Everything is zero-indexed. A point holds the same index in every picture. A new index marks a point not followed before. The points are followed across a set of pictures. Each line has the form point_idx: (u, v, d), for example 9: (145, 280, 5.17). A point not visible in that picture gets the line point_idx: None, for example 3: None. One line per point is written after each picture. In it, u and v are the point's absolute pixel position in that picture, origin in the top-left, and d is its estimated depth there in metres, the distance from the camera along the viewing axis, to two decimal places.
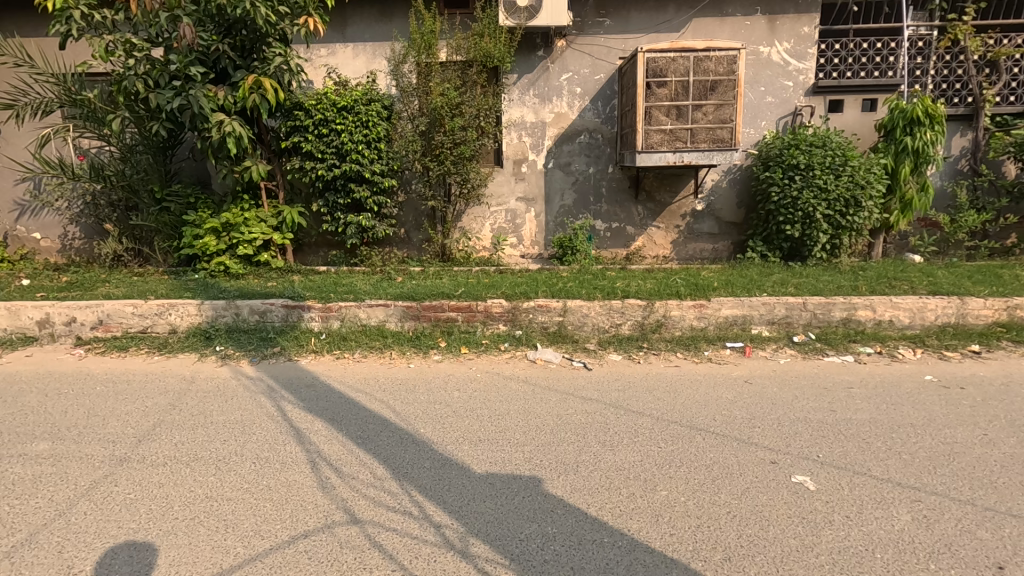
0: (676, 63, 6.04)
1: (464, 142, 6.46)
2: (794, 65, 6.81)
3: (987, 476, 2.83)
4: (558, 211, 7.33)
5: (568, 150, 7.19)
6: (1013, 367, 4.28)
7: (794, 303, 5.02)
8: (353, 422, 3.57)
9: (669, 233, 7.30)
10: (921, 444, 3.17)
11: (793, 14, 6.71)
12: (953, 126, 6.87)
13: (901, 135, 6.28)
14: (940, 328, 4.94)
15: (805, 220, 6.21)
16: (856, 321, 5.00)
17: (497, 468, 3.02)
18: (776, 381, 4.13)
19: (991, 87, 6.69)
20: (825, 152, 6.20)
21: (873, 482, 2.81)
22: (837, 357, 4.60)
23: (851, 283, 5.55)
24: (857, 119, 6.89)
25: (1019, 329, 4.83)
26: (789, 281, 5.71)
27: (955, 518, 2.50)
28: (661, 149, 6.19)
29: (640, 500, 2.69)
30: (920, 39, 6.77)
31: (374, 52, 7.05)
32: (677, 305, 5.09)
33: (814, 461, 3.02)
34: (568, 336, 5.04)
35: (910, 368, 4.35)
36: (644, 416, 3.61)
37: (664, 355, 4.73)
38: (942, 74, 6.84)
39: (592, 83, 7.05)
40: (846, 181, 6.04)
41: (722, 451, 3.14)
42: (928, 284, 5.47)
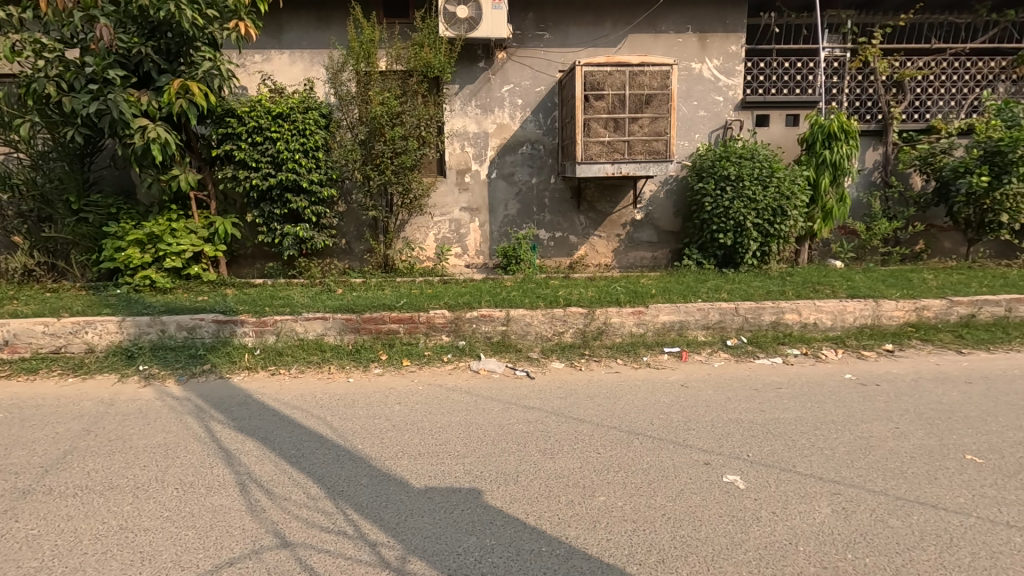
0: (613, 77, 6.21)
1: (405, 151, 6.37)
2: (724, 81, 7.15)
3: (898, 467, 3.03)
4: (503, 221, 7.37)
5: (511, 160, 7.26)
6: (922, 364, 4.62)
7: (727, 308, 5.24)
8: (287, 440, 3.43)
9: (611, 242, 7.47)
10: (840, 439, 3.36)
11: (722, 32, 7.06)
12: (866, 141, 7.37)
13: (820, 148, 6.70)
14: (858, 328, 5.28)
15: (736, 228, 6.51)
16: (783, 325, 5.27)
17: (437, 481, 2.97)
18: (711, 384, 4.28)
19: (897, 105, 7.27)
20: (752, 164, 6.52)
21: (798, 478, 2.94)
22: (767, 358, 4.83)
23: (779, 288, 5.85)
24: (782, 133, 7.29)
25: (926, 329, 5.22)
26: (722, 287, 5.95)
27: (870, 509, 2.66)
28: (600, 160, 6.34)
29: (578, 507, 2.72)
30: (835, 59, 7.29)
31: (312, 60, 6.90)
32: (617, 312, 5.23)
33: (745, 460, 3.13)
34: (511, 345, 5.05)
35: (832, 367, 4.61)
36: (585, 422, 3.65)
37: (605, 362, 4.82)
38: (855, 93, 7.37)
39: (533, 95, 7.15)
40: (773, 192, 6.38)
41: (659, 455, 3.21)
42: (847, 288, 5.83)
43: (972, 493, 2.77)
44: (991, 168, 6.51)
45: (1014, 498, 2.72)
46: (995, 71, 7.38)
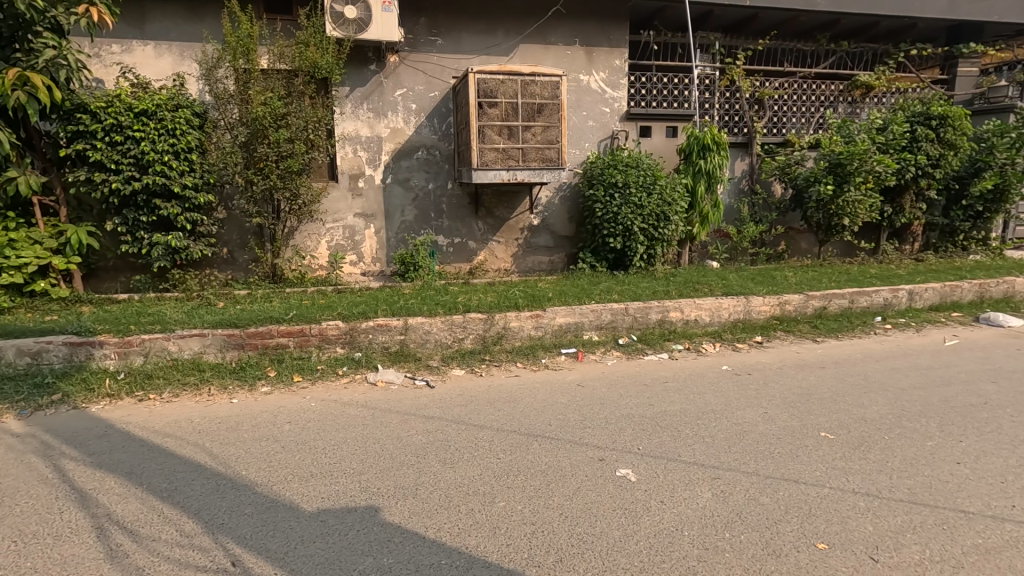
0: (505, 85, 6.32)
1: (291, 155, 6.01)
2: (610, 93, 7.54)
3: (767, 448, 3.35)
4: (400, 227, 7.22)
5: (406, 166, 7.13)
6: (786, 353, 5.15)
7: (618, 309, 5.51)
8: (158, 473, 3.09)
9: (509, 247, 7.58)
10: (719, 426, 3.65)
11: (607, 47, 7.44)
12: (735, 152, 8.11)
13: (697, 159, 7.28)
14: (733, 323, 5.78)
15: (625, 233, 6.89)
16: (669, 322, 5.64)
17: (330, 503, 2.81)
18: (606, 382, 4.47)
19: (759, 121, 8.08)
20: (638, 172, 6.93)
21: (683, 466, 3.15)
22: (655, 355, 5.13)
23: (665, 288, 6.25)
24: (663, 144, 7.82)
25: (788, 322, 5.83)
26: (614, 288, 6.25)
27: (744, 489, 2.90)
28: (495, 167, 6.41)
29: (478, 514, 2.70)
30: (707, 77, 7.97)
31: (182, 54, 6.33)
32: (516, 317, 5.30)
33: (635, 453, 3.30)
34: (410, 354, 4.95)
35: (711, 360, 5.00)
36: (485, 428, 3.65)
37: (505, 366, 4.86)
38: (725, 108, 8.10)
39: (427, 100, 7.08)
40: (656, 198, 6.83)
41: (557, 455, 3.29)
42: (722, 286, 6.38)
43: (826, 467, 3.12)
44: (835, 178, 7.43)
45: (859, 467, 3.10)
46: (835, 93, 8.45)
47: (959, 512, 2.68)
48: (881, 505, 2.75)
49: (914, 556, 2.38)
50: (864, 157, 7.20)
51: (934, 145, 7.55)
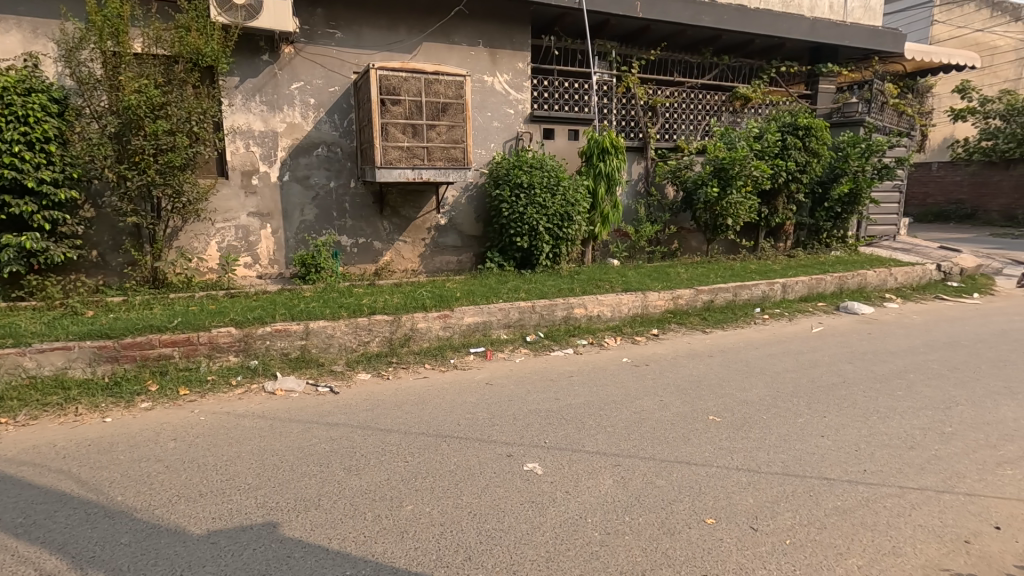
0: (408, 83, 6.22)
1: (172, 148, 5.51)
2: (514, 95, 7.66)
3: (663, 433, 3.57)
4: (299, 227, 6.88)
5: (305, 163, 6.80)
6: (679, 343, 5.53)
7: (525, 307, 5.64)
8: (11, 507, 2.72)
9: (416, 247, 7.47)
10: (620, 415, 3.84)
11: (510, 49, 7.55)
12: (632, 156, 8.55)
13: (597, 161, 7.60)
14: (632, 317, 6.11)
15: (531, 232, 7.04)
16: (573, 318, 5.84)
17: (222, 523, 2.62)
18: (513, 379, 4.54)
19: (653, 127, 8.58)
20: (542, 172, 7.11)
21: (586, 456, 3.28)
22: (561, 350, 5.28)
23: (569, 286, 6.46)
24: (566, 146, 8.08)
25: (681, 315, 6.26)
26: (521, 287, 6.37)
27: (641, 473, 3.08)
28: (400, 165, 6.28)
29: (385, 520, 2.64)
30: (604, 84, 8.33)
31: (34, 31, 5.60)
32: (423, 318, 5.25)
33: (542, 447, 3.38)
34: (312, 360, 4.73)
35: (612, 353, 5.24)
36: (392, 432, 3.58)
37: (412, 368, 4.78)
38: (621, 114, 8.51)
39: (326, 95, 6.80)
40: (560, 199, 7.04)
41: (465, 454, 3.30)
42: (622, 283, 6.72)
43: (713, 447, 3.39)
44: (719, 182, 8.06)
45: (741, 446, 3.39)
46: (719, 103, 9.16)
47: (823, 478, 3.03)
48: (760, 478, 3.03)
49: (786, 522, 2.65)
50: (744, 162, 7.89)
51: (801, 153, 8.41)
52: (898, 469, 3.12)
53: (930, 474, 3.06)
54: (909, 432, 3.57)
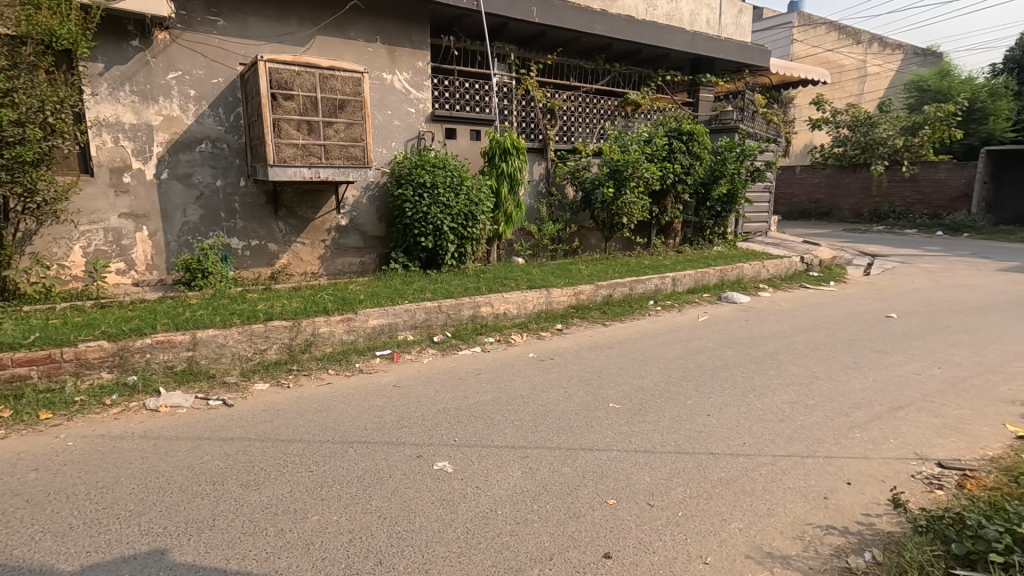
0: (301, 77, 5.94)
1: (21, 142, 4.82)
2: (414, 93, 7.57)
3: (568, 422, 3.74)
4: (182, 229, 6.35)
5: (187, 159, 6.29)
6: (581, 336, 5.78)
7: (431, 307, 5.63)
8: None
9: (315, 249, 7.16)
10: (527, 408, 3.96)
11: (409, 48, 7.46)
12: (533, 156, 8.77)
13: (499, 161, 7.72)
14: (537, 313, 6.29)
15: (436, 232, 7.01)
16: (480, 317, 5.93)
17: (100, 556, 2.38)
18: (421, 380, 4.51)
19: (552, 129, 8.87)
20: (445, 172, 7.10)
21: (495, 450, 3.35)
22: (468, 349, 5.32)
23: (475, 285, 6.52)
24: (468, 147, 8.13)
25: (582, 309, 6.54)
26: (426, 287, 6.33)
27: (548, 463, 3.20)
28: (294, 164, 5.99)
29: (289, 534, 2.54)
30: (504, 85, 8.54)
31: None
32: (325, 322, 5.06)
33: (452, 445, 3.40)
34: (201, 372, 4.40)
35: (519, 349, 5.36)
36: (294, 442, 3.42)
37: (314, 374, 4.58)
38: (522, 116, 8.72)
39: (208, 87, 6.32)
40: (464, 198, 7.07)
41: (374, 458, 3.24)
42: (527, 280, 6.90)
43: (614, 433, 3.59)
44: (615, 182, 8.52)
45: (639, 429, 3.64)
46: (612, 108, 9.66)
47: (709, 453, 3.32)
48: (655, 458, 3.26)
49: (678, 495, 2.88)
50: (635, 165, 8.40)
51: (686, 157, 9.11)
52: (771, 439, 3.50)
53: (797, 442, 3.46)
54: (780, 406, 4.01)
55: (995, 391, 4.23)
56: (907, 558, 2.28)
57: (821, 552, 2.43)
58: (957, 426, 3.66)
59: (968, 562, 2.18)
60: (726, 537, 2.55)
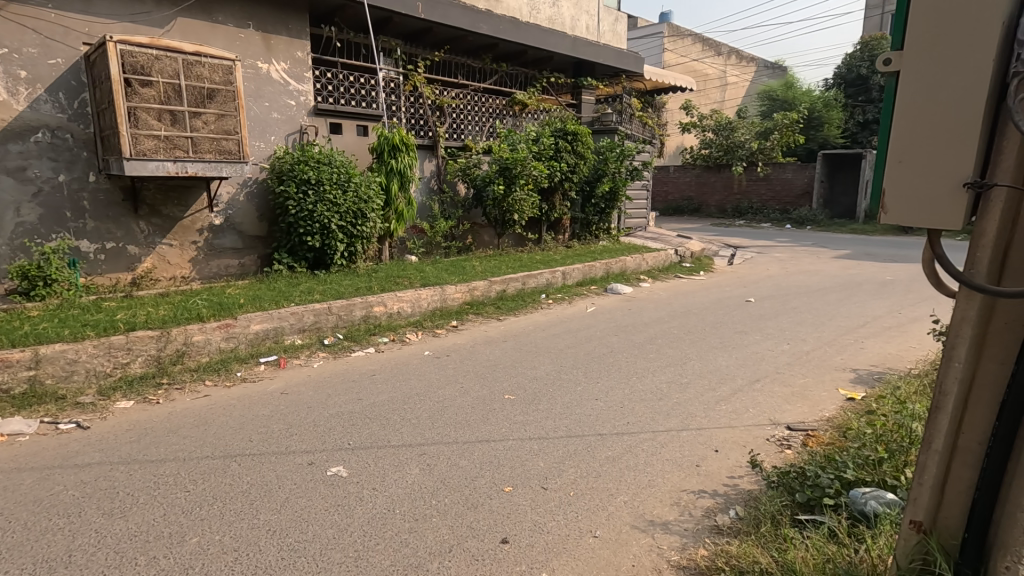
0: (161, 62, 5.39)
1: None
2: (294, 85, 7.18)
3: (465, 416, 3.79)
4: (16, 231, 5.52)
5: (19, 151, 5.47)
6: (477, 332, 5.86)
7: (320, 309, 5.42)
8: None
9: (185, 251, 6.55)
10: (423, 406, 3.96)
11: (286, 36, 7.05)
12: (423, 154, 8.71)
13: (388, 158, 7.57)
14: (431, 310, 6.28)
15: (323, 231, 6.72)
16: (373, 317, 5.80)
17: None
18: (311, 385, 4.31)
19: (441, 126, 8.85)
20: (330, 169, 6.81)
21: (392, 450, 3.32)
22: (362, 350, 5.17)
23: (367, 284, 6.36)
24: (355, 142, 7.84)
25: (477, 305, 6.62)
26: (314, 288, 6.06)
27: (445, 457, 3.23)
28: (156, 157, 5.44)
29: (164, 560, 2.33)
30: (392, 81, 8.40)
31: None
32: (199, 329, 4.68)
33: (346, 450, 3.30)
34: (48, 393, 3.86)
35: (414, 348, 5.32)
36: (167, 462, 3.13)
37: (189, 387, 4.20)
38: (410, 112, 8.62)
39: (44, 68, 5.53)
40: (352, 196, 6.83)
41: (260, 470, 3.06)
42: (420, 278, 6.85)
43: (509, 423, 3.70)
44: (504, 180, 8.71)
45: (533, 417, 3.79)
46: (500, 107, 9.83)
47: (597, 435, 3.54)
48: (548, 444, 3.41)
49: (571, 476, 3.05)
50: (524, 163, 8.64)
51: (571, 155, 9.52)
52: (651, 417, 3.81)
53: (674, 418, 3.80)
54: (659, 386, 4.37)
55: (831, 361, 4.93)
56: (762, 510, 2.57)
57: (694, 514, 2.69)
58: (802, 393, 4.22)
59: (808, 507, 2.53)
60: (613, 510, 2.75)
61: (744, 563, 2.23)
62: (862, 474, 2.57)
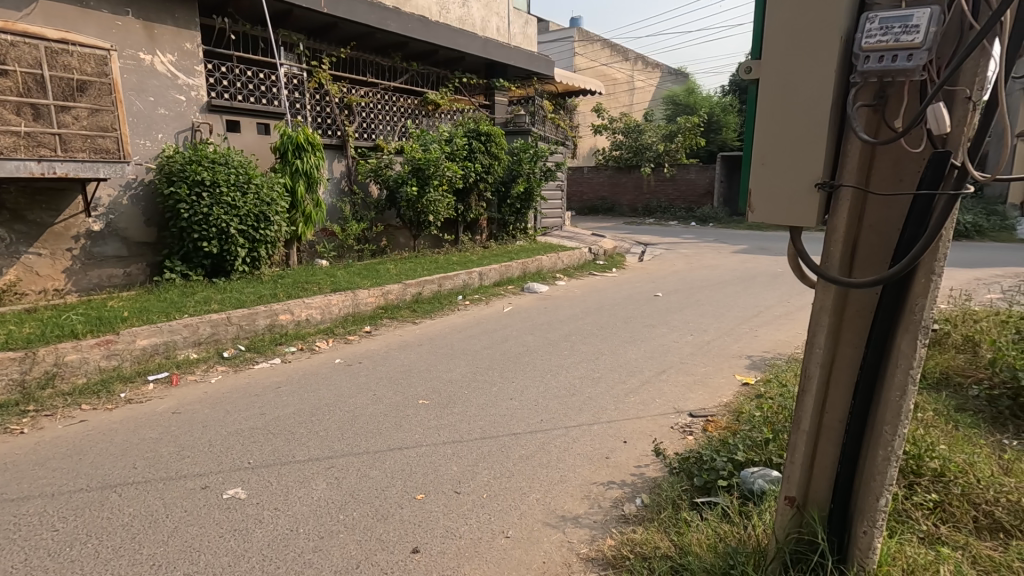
0: (18, 50, 4.80)
1: None
2: (183, 79, 6.66)
3: (377, 425, 3.68)
4: None
5: None
6: (391, 337, 5.71)
7: (218, 320, 5.06)
8: None
9: (57, 260, 5.89)
10: (333, 417, 3.80)
11: (172, 26, 6.52)
12: (330, 154, 8.39)
13: (292, 158, 7.20)
14: (343, 317, 6.05)
15: (220, 236, 6.28)
16: (278, 326, 5.50)
17: None
18: (208, 402, 4.01)
19: (350, 126, 8.55)
20: (227, 169, 6.38)
21: (297, 465, 3.15)
22: (266, 361, 4.88)
23: (271, 292, 6.01)
24: (255, 141, 7.38)
25: (392, 309, 6.46)
26: (212, 297, 5.66)
27: (355, 469, 3.12)
28: (16, 156, 4.83)
29: None
30: (295, 77, 7.93)
31: None
32: (73, 347, 4.23)
33: (246, 469, 3.10)
34: None
35: (324, 356, 5.09)
36: (32, 499, 2.79)
37: (62, 413, 3.76)
38: (316, 110, 8.26)
39: None
40: (252, 198, 6.43)
41: (144, 500, 2.79)
42: (330, 283, 6.57)
43: (423, 428, 3.64)
44: (418, 180, 8.57)
45: (447, 421, 3.75)
46: (413, 107, 9.66)
47: (511, 434, 3.56)
48: (462, 447, 3.38)
49: (485, 478, 3.04)
50: (437, 164, 8.52)
51: (485, 156, 9.52)
52: (564, 412, 3.89)
53: (586, 412, 3.90)
54: (572, 382, 4.47)
55: (729, 349, 5.28)
56: (663, 496, 2.69)
57: (603, 506, 2.77)
58: (704, 381, 4.48)
59: (705, 490, 2.69)
60: (525, 508, 2.77)
61: (647, 549, 2.32)
62: (751, 455, 2.76)
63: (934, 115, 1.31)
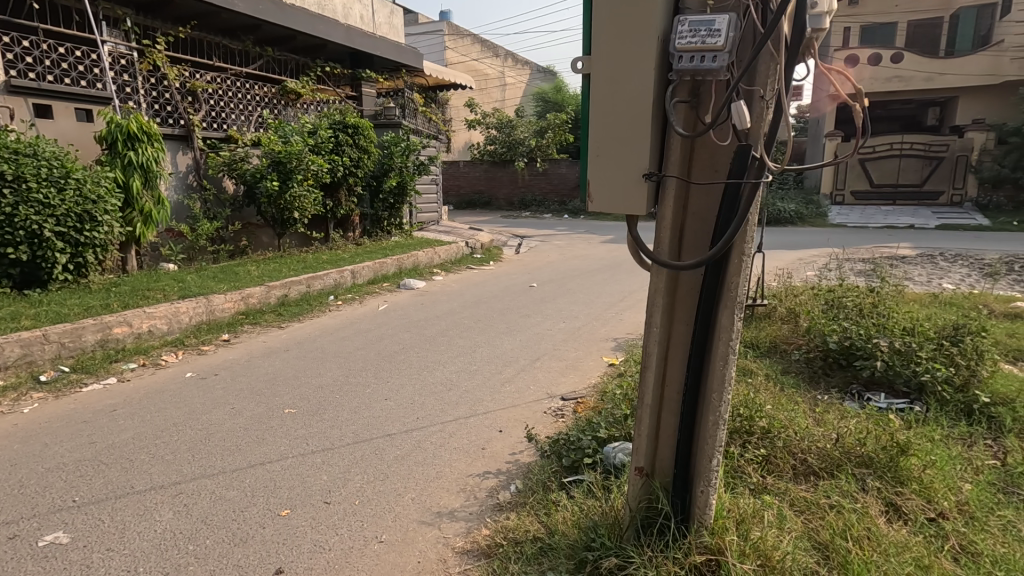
0: None
1: None
2: None
3: (235, 441, 3.36)
4: None
5: None
6: (254, 344, 5.27)
7: (31, 338, 4.31)
8: None
9: None
10: (182, 437, 3.41)
11: None
12: (172, 145, 7.55)
13: (123, 149, 6.32)
14: (195, 326, 5.47)
15: (31, 240, 5.34)
16: (113, 341, 4.82)
17: None
18: (19, 436, 3.40)
19: (195, 114, 7.73)
20: (35, 162, 5.46)
21: (137, 496, 2.78)
22: (98, 382, 4.25)
23: (102, 302, 5.25)
24: (74, 129, 6.38)
25: (254, 314, 5.95)
26: (23, 312, 4.80)
27: (208, 492, 2.82)
28: None
29: None
30: (122, 57, 7.05)
31: None
32: None
33: (70, 509, 2.67)
34: None
35: (172, 370, 4.56)
36: None
37: None
38: (152, 96, 7.37)
39: None
40: (72, 195, 5.55)
41: None
42: (179, 289, 5.89)
43: (289, 439, 3.40)
44: (278, 175, 7.95)
45: (316, 429, 3.54)
46: (269, 96, 8.99)
47: (385, 436, 3.46)
48: (332, 455, 3.22)
49: (356, 484, 2.92)
50: (299, 157, 7.96)
51: (353, 149, 9.10)
52: (441, 408, 3.86)
53: (462, 406, 3.90)
54: (448, 377, 4.44)
55: (597, 333, 5.58)
56: (535, 480, 2.78)
57: (478, 497, 2.79)
58: (575, 365, 4.69)
59: (573, 469, 2.81)
60: (399, 510, 2.70)
61: (518, 534, 2.38)
62: (613, 431, 2.95)
63: (735, 111, 1.47)
